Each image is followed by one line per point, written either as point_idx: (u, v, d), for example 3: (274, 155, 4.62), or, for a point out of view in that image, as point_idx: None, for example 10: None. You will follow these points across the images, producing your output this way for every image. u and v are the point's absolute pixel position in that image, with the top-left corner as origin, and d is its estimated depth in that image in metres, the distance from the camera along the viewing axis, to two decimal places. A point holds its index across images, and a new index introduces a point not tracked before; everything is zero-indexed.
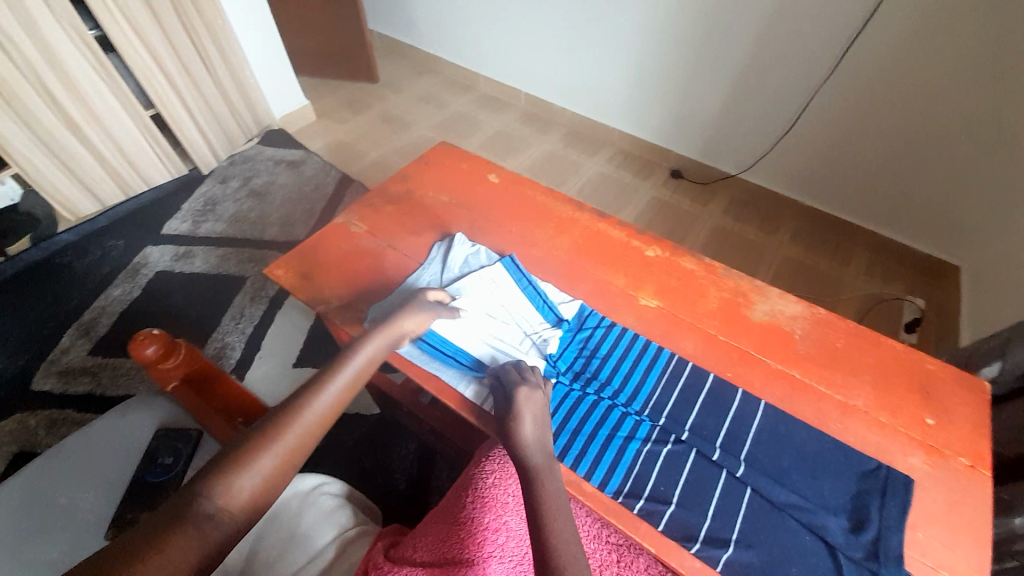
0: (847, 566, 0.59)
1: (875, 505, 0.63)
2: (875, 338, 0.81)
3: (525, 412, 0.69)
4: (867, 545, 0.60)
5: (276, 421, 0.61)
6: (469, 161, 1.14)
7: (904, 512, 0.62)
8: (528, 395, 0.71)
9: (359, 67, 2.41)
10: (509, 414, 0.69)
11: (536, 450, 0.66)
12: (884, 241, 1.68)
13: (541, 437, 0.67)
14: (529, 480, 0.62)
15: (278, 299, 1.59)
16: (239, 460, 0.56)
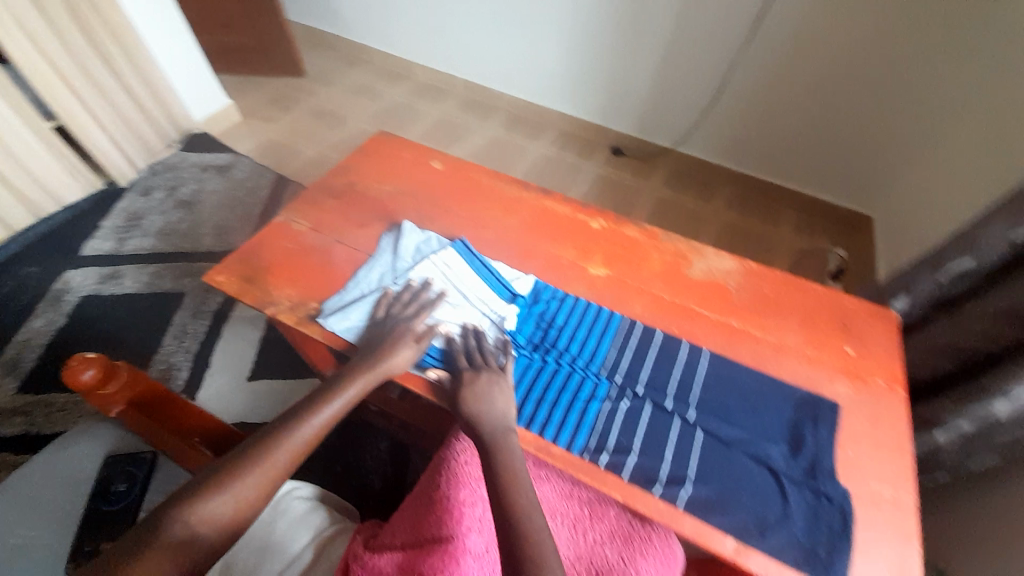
0: (789, 485, 0.65)
1: (809, 429, 0.70)
2: (800, 282, 0.89)
3: (477, 392, 0.72)
4: (805, 465, 0.67)
5: (258, 449, 0.63)
6: (409, 149, 1.13)
7: (833, 431, 0.70)
8: (479, 378, 0.73)
9: (283, 61, 2.29)
10: (465, 399, 0.71)
11: (494, 426, 0.69)
12: (809, 199, 1.82)
13: (497, 412, 0.70)
14: (492, 453, 0.66)
15: (224, 312, 1.52)
16: (217, 486, 0.58)
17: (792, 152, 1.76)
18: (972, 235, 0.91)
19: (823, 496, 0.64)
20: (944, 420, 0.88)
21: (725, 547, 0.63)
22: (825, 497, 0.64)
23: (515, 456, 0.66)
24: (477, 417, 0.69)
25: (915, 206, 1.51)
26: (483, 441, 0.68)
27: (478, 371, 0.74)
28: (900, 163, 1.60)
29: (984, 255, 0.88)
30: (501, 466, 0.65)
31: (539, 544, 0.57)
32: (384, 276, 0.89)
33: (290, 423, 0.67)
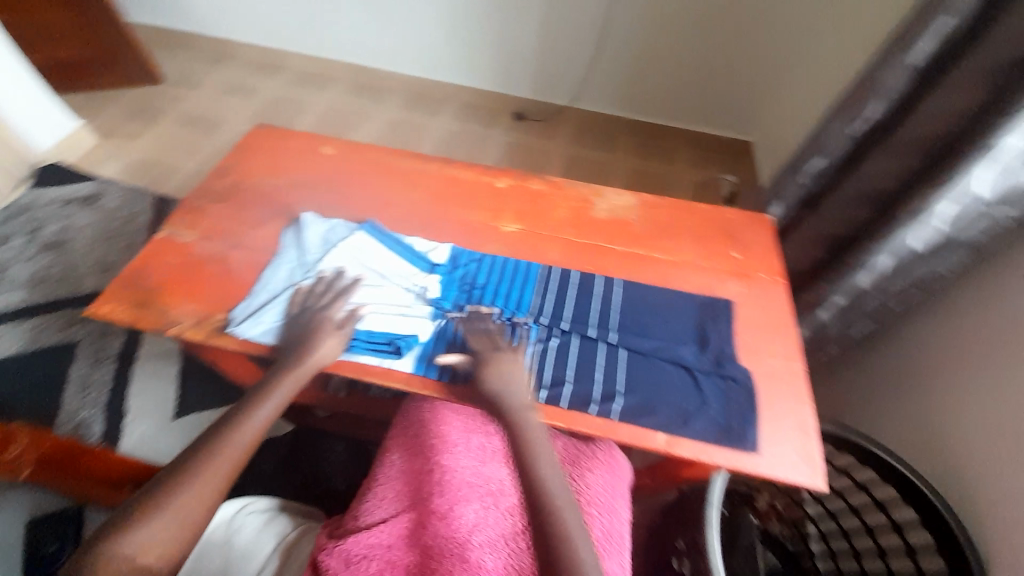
0: (702, 377, 0.74)
1: (711, 328, 0.80)
2: (689, 205, 0.98)
3: (499, 373, 0.72)
4: (712, 358, 0.76)
5: (189, 470, 0.62)
6: (295, 139, 1.08)
7: (732, 325, 0.80)
8: (497, 358, 0.74)
9: (134, 69, 2.04)
10: (485, 381, 0.72)
11: (514, 404, 0.70)
12: (697, 134, 1.97)
13: (514, 391, 0.71)
14: (513, 432, 0.68)
15: (129, 353, 1.39)
16: (154, 505, 0.58)
17: (674, 91, 1.89)
18: (818, 136, 1.05)
19: (730, 379, 0.74)
20: (824, 298, 1.02)
21: (657, 440, 0.70)
22: (731, 380, 0.74)
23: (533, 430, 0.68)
24: (497, 396, 0.71)
25: (785, 123, 1.70)
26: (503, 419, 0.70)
27: (495, 352, 0.74)
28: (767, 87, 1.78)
29: (831, 152, 1.04)
30: (524, 448, 0.67)
31: (562, 514, 0.61)
32: (293, 273, 0.86)
33: (216, 438, 0.66)
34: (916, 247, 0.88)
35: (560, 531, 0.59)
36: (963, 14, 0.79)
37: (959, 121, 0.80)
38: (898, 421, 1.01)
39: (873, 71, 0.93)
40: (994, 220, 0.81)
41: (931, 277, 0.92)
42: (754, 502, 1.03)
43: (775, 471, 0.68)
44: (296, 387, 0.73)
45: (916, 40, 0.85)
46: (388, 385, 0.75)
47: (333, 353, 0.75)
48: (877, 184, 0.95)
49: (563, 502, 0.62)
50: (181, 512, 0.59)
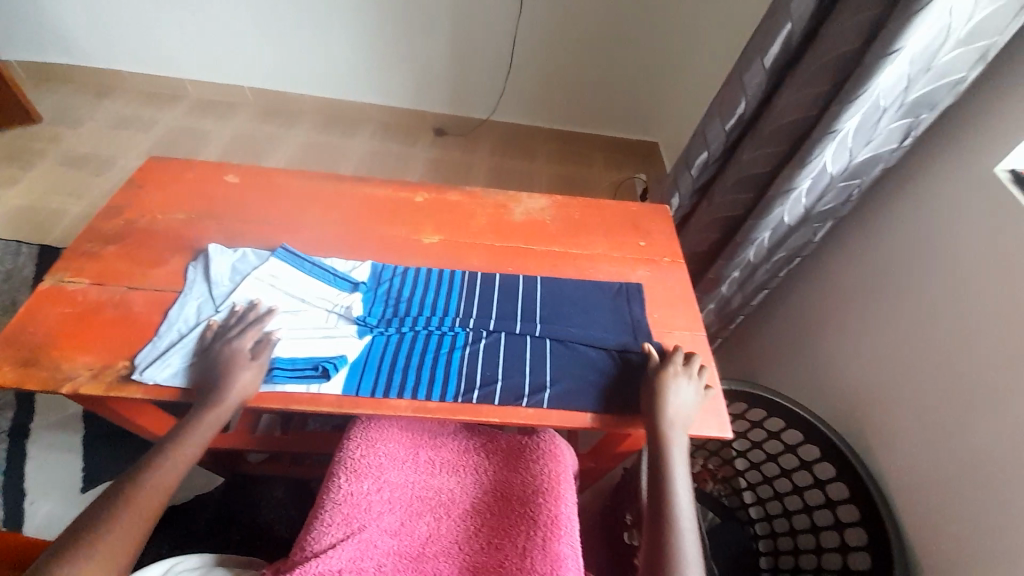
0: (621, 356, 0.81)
1: (626, 310, 0.86)
2: (597, 202, 1.06)
3: (672, 381, 0.76)
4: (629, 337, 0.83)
5: (99, 527, 0.58)
6: (195, 170, 1.03)
7: (644, 305, 0.88)
8: (669, 369, 0.77)
9: (0, 108, 1.83)
10: (653, 387, 0.75)
11: (674, 408, 0.73)
12: (608, 138, 2.09)
13: (679, 401, 0.74)
14: (662, 435, 0.71)
15: (20, 426, 1.24)
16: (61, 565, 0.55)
17: (581, 99, 2.01)
18: (704, 131, 1.18)
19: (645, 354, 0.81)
20: (724, 276, 1.12)
21: (587, 419, 0.75)
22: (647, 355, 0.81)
23: (677, 435, 0.71)
24: (659, 399, 0.74)
25: (682, 123, 1.86)
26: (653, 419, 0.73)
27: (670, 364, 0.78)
28: (664, 90, 1.94)
29: (712, 145, 1.16)
30: (665, 454, 0.70)
31: (676, 529, 0.65)
32: (203, 308, 0.82)
33: (129, 487, 0.63)
34: (788, 220, 0.99)
35: (672, 542, 0.63)
36: (803, 21, 0.93)
37: (808, 110, 0.93)
38: (799, 378, 1.14)
39: (741, 72, 1.06)
40: (843, 189, 0.94)
41: (804, 245, 1.05)
42: (689, 467, 1.14)
43: (688, 429, 0.76)
44: (216, 426, 0.71)
45: (770, 44, 0.98)
46: (319, 409, 0.74)
47: (253, 381, 0.73)
48: (753, 170, 1.06)
49: (680, 517, 0.66)
50: (92, 572, 0.55)
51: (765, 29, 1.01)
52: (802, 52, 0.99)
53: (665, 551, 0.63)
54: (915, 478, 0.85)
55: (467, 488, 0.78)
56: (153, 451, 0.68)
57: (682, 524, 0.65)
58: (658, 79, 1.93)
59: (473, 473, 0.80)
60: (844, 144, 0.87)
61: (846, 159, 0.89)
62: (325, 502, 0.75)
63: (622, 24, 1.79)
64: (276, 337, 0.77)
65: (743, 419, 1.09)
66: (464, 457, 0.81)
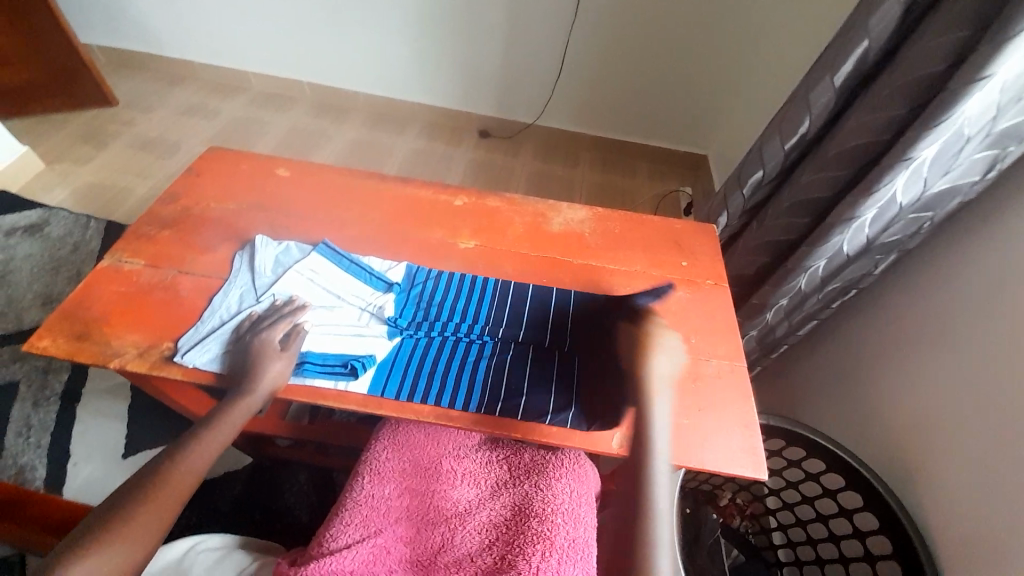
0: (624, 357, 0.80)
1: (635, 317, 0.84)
2: (640, 217, 1.02)
3: (654, 337, 0.79)
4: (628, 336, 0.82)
5: (136, 501, 0.61)
6: (249, 162, 1.07)
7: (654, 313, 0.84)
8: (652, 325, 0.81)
9: (84, 91, 1.98)
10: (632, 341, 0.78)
11: (659, 363, 0.76)
12: (655, 149, 2.04)
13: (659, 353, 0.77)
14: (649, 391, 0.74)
15: (74, 390, 1.33)
16: (92, 541, 0.57)
17: (631, 109, 1.96)
18: (761, 149, 1.12)
19: None
20: (770, 303, 1.06)
21: (612, 445, 0.73)
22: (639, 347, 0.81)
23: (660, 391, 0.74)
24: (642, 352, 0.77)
25: (735, 139, 1.79)
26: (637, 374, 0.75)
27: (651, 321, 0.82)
28: (718, 103, 1.87)
29: (769, 165, 1.10)
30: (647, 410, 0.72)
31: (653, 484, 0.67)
32: (244, 297, 0.85)
33: (166, 467, 0.65)
34: (847, 250, 0.92)
35: (647, 496, 0.65)
36: (882, 40, 0.87)
37: (878, 134, 0.86)
38: (844, 419, 1.06)
39: (808, 89, 1.00)
40: (912, 222, 0.87)
41: (862, 277, 0.98)
42: (717, 499, 1.07)
43: (720, 467, 0.72)
44: (248, 414, 0.73)
45: (843, 61, 0.92)
46: (344, 406, 0.75)
47: (284, 369, 0.75)
48: (812, 193, 0.99)
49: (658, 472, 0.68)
50: (130, 545, 0.58)
51: (839, 46, 0.94)
52: (877, 72, 0.92)
53: (639, 506, 0.65)
54: (967, 550, 0.76)
55: (486, 502, 0.76)
56: (186, 434, 0.70)
57: (659, 479, 0.67)
58: (713, 92, 1.85)
59: (493, 488, 0.78)
60: (918, 172, 0.80)
61: (919, 190, 0.82)
62: (345, 501, 0.75)
63: (680, 35, 1.74)
64: (305, 329, 0.79)
65: (780, 456, 1.03)
66: (486, 471, 0.80)
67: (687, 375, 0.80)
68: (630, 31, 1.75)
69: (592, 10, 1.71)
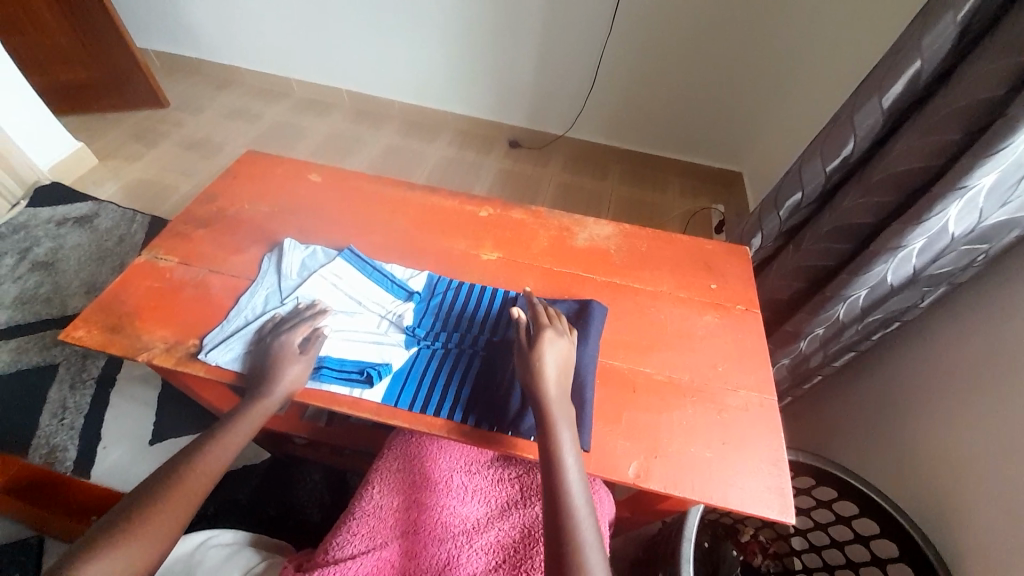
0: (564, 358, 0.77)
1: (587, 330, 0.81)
2: (668, 235, 1.00)
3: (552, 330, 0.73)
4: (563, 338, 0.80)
5: (153, 497, 0.62)
6: (284, 166, 1.10)
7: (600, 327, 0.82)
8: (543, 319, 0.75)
9: (139, 93, 2.10)
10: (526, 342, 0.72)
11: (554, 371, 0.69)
12: (687, 165, 2.00)
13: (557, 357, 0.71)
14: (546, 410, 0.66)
15: (108, 376, 1.38)
16: (113, 536, 0.58)
17: (664, 124, 1.93)
18: (800, 170, 1.07)
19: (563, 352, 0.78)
20: (805, 330, 1.01)
21: (628, 474, 0.71)
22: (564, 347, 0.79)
23: (560, 402, 0.67)
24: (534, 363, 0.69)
25: (771, 158, 1.74)
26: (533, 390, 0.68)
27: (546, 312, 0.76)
28: (755, 122, 1.82)
29: (808, 187, 1.05)
30: (550, 423, 0.65)
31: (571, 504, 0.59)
32: (270, 298, 0.86)
33: (183, 465, 0.66)
34: (890, 281, 0.86)
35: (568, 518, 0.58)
36: (936, 61, 0.82)
37: (929, 159, 0.81)
38: (880, 458, 1.00)
39: (854, 110, 0.95)
40: (965, 254, 0.81)
41: (907, 309, 0.92)
42: (738, 535, 1.01)
43: (745, 506, 0.68)
44: (266, 416, 0.74)
45: (892, 82, 0.88)
46: (358, 414, 0.75)
47: (302, 374, 0.75)
48: (853, 219, 0.94)
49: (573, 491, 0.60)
50: (147, 543, 0.59)
51: (887, 67, 0.90)
52: (930, 94, 0.87)
53: (556, 530, 0.58)
54: None
55: (495, 522, 0.75)
56: (207, 433, 0.71)
57: (567, 491, 0.60)
58: (750, 110, 1.81)
59: (502, 508, 0.77)
60: (973, 203, 0.74)
61: (973, 221, 0.76)
62: (354, 510, 0.75)
63: (717, 52, 1.71)
64: (325, 333, 0.79)
65: (809, 495, 0.99)
66: (497, 489, 0.79)
67: (712, 405, 0.77)
68: (666, 45, 1.73)
69: (629, 25, 1.70)
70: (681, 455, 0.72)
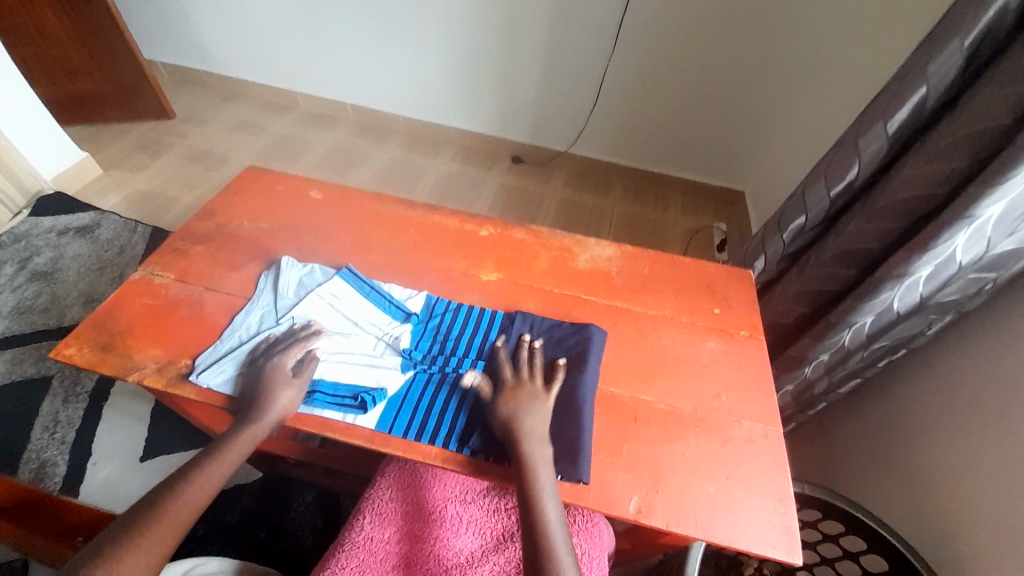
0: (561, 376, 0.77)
1: (587, 357, 0.79)
2: (670, 258, 0.99)
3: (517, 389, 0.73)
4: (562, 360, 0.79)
5: (133, 530, 0.60)
6: (285, 181, 1.10)
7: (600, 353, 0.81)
8: (519, 390, 0.73)
9: (145, 105, 2.11)
10: (503, 419, 0.70)
11: (540, 447, 0.67)
12: (689, 183, 2.00)
13: (542, 430, 0.69)
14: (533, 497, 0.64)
15: (103, 389, 1.36)
16: (90, 571, 0.56)
17: (666, 143, 1.94)
18: (804, 194, 1.07)
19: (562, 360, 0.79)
20: (809, 356, 0.99)
21: (628, 508, 0.68)
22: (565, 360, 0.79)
23: (548, 485, 0.65)
24: (516, 440, 0.68)
25: (773, 179, 1.73)
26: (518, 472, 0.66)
27: (519, 379, 0.74)
28: (757, 141, 1.82)
29: (812, 211, 1.04)
30: (536, 489, 0.64)
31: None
32: (265, 318, 0.85)
33: (168, 494, 0.64)
34: (897, 308, 0.85)
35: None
36: (941, 88, 0.82)
37: (934, 187, 0.80)
38: (888, 488, 0.97)
39: (858, 134, 0.95)
40: (972, 282, 0.79)
41: (913, 336, 0.89)
42: (741, 566, 0.96)
43: (749, 545, 0.66)
44: (254, 442, 0.72)
45: (896, 108, 0.87)
46: (350, 440, 0.73)
47: (294, 398, 0.74)
48: (858, 245, 0.93)
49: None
50: None
51: (892, 93, 0.89)
52: (935, 121, 0.86)
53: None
54: None
55: (489, 555, 0.72)
56: (195, 459, 0.69)
57: (554, 540, 0.61)
58: (753, 129, 1.81)
59: (498, 540, 0.74)
60: (981, 231, 0.73)
61: (981, 249, 0.75)
62: (344, 541, 0.73)
63: (720, 73, 1.73)
64: (318, 355, 0.77)
65: (814, 528, 0.94)
66: (492, 520, 0.76)
67: (716, 436, 0.75)
68: (669, 65, 1.75)
69: (632, 45, 1.72)
70: (682, 488, 0.70)
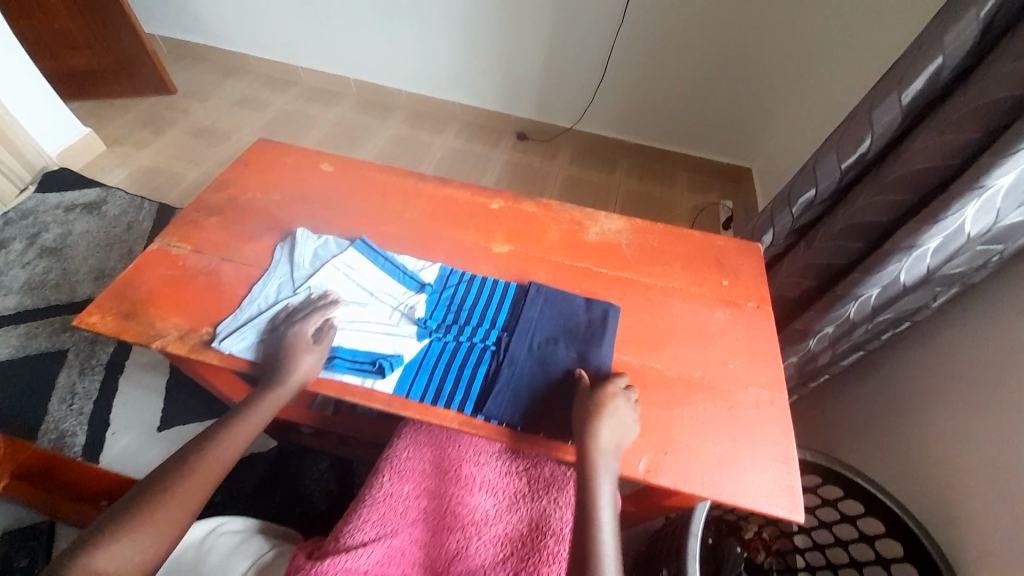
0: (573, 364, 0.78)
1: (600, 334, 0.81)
2: (680, 231, 0.99)
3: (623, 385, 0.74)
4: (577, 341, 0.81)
5: (164, 486, 0.63)
6: (295, 155, 1.10)
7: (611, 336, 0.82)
8: (617, 398, 0.72)
9: (145, 80, 2.09)
10: (592, 406, 0.71)
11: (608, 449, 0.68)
12: (696, 160, 1.99)
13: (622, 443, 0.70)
14: (587, 434, 0.68)
15: (117, 362, 1.39)
16: (126, 523, 0.59)
17: (673, 118, 1.92)
18: (815, 167, 1.06)
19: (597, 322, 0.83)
20: (814, 329, 1.01)
21: (638, 469, 0.71)
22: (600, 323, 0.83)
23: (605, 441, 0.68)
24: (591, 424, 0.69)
25: (782, 155, 1.72)
26: (582, 420, 0.70)
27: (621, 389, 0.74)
28: (767, 117, 1.80)
29: (822, 184, 1.05)
30: (592, 427, 0.69)
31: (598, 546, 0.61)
32: (282, 288, 0.86)
33: (196, 454, 0.67)
34: (903, 280, 0.86)
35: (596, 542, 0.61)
36: (958, 58, 0.81)
37: (947, 159, 0.80)
38: (887, 456, 1.00)
39: (872, 106, 0.94)
40: (979, 254, 0.80)
41: (918, 309, 0.91)
42: (742, 531, 1.01)
43: (754, 504, 0.69)
44: (276, 406, 0.74)
45: (911, 79, 0.86)
46: (370, 404, 0.75)
47: (313, 367, 0.76)
48: (865, 218, 0.94)
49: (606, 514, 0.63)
50: (159, 531, 0.60)
51: (909, 62, 0.88)
52: (952, 91, 0.86)
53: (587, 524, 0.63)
54: None
55: (503, 514, 0.76)
56: (219, 422, 0.72)
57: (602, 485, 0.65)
58: (762, 105, 1.78)
59: (510, 500, 0.78)
60: (990, 203, 0.74)
61: (989, 221, 0.76)
62: (365, 497, 0.76)
63: (730, 45, 1.69)
64: (335, 324, 0.80)
65: (814, 494, 0.98)
66: (504, 481, 0.80)
67: (722, 402, 0.77)
68: (679, 39, 1.71)
69: (641, 18, 1.68)
70: (691, 450, 0.73)
